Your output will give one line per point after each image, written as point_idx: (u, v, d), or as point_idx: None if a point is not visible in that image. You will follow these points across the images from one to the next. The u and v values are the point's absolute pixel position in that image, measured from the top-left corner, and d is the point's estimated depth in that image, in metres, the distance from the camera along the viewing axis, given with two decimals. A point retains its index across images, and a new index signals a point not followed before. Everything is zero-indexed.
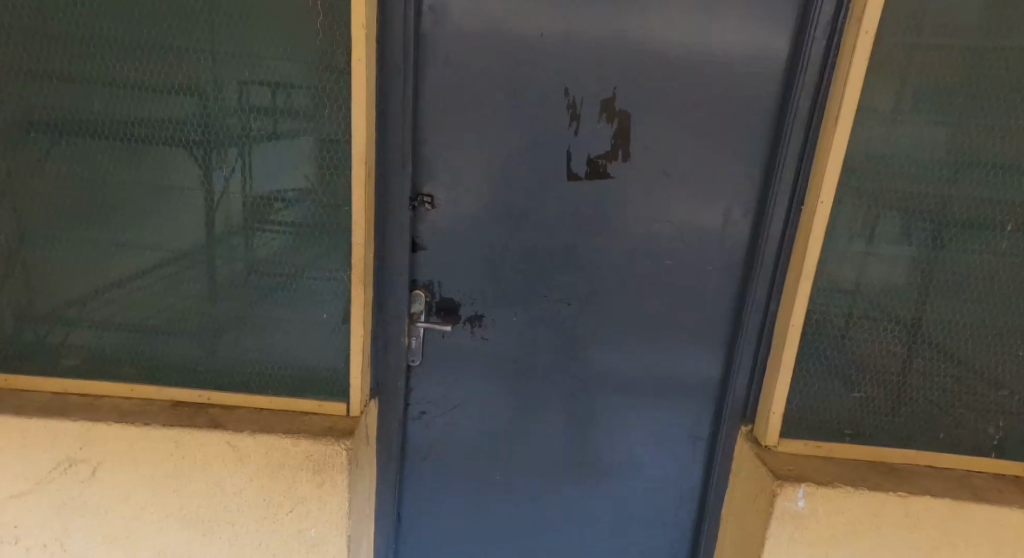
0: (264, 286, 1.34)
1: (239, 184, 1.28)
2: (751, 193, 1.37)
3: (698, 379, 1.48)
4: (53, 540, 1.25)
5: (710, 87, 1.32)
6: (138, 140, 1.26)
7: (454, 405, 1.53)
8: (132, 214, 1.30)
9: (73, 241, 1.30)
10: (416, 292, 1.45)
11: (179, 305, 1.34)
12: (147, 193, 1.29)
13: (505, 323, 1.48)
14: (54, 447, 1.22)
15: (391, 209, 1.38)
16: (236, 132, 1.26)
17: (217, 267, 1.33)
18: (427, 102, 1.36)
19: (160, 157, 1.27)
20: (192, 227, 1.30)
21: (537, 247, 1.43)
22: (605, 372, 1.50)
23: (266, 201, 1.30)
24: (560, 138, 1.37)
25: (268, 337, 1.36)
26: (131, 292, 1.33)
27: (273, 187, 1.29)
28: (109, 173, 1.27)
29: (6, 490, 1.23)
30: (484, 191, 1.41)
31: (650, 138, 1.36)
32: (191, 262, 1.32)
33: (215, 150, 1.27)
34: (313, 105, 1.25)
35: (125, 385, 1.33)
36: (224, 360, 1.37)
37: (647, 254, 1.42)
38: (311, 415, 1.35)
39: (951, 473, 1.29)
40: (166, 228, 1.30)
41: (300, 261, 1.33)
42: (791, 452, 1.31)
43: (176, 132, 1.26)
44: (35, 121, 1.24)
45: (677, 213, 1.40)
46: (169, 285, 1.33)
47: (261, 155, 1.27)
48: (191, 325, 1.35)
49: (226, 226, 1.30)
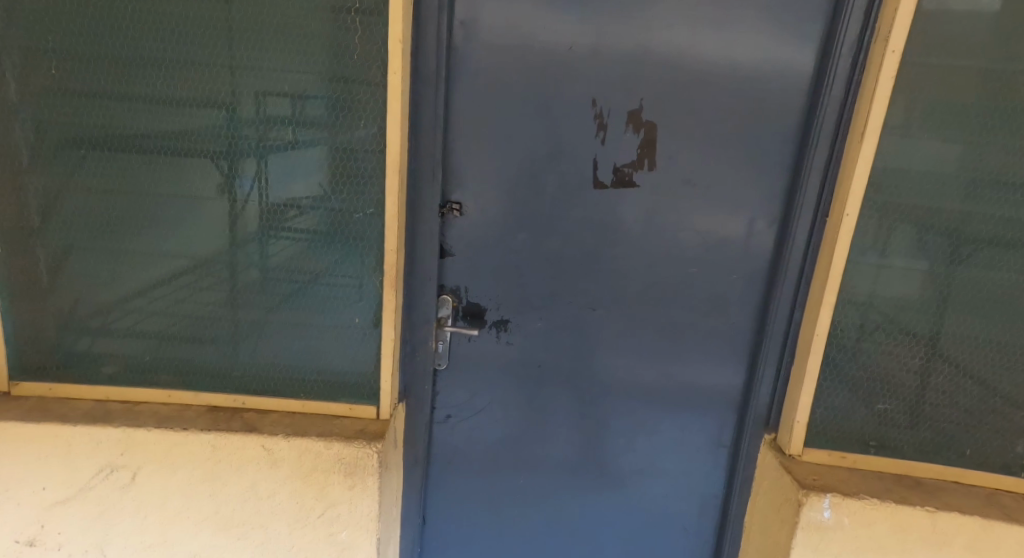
0: (286, 292, 1.37)
1: (258, 192, 1.32)
2: (775, 203, 1.39)
3: (720, 386, 1.50)
4: (94, 544, 1.28)
5: (736, 100, 1.34)
6: (162, 152, 1.30)
7: (479, 410, 1.56)
8: (158, 223, 1.33)
9: (101, 252, 1.34)
10: (444, 297, 1.48)
11: (203, 311, 1.37)
12: (171, 203, 1.32)
13: (529, 330, 1.51)
14: (96, 452, 1.26)
15: (421, 217, 1.41)
16: (256, 142, 1.29)
17: (239, 274, 1.36)
18: (457, 113, 1.39)
19: (184, 169, 1.31)
20: (214, 236, 1.34)
21: (563, 255, 1.46)
22: (629, 380, 1.52)
23: (284, 209, 1.33)
24: (587, 148, 1.40)
25: (290, 342, 1.40)
26: (157, 299, 1.36)
27: (293, 195, 1.32)
28: (136, 186, 1.31)
29: (51, 496, 1.26)
30: (512, 200, 1.43)
31: (676, 149, 1.38)
32: (213, 269, 1.36)
33: (235, 160, 1.30)
34: (331, 114, 1.28)
35: (163, 391, 1.37)
36: (248, 364, 1.40)
37: (671, 264, 1.45)
38: (343, 419, 1.38)
39: (979, 489, 1.29)
40: (188, 236, 1.34)
41: (321, 266, 1.36)
42: (815, 461, 1.33)
43: (198, 143, 1.29)
44: (67, 136, 1.28)
45: (702, 223, 1.42)
46: (194, 292, 1.36)
47: (280, 164, 1.30)
48: (215, 330, 1.38)
49: (246, 233, 1.34)
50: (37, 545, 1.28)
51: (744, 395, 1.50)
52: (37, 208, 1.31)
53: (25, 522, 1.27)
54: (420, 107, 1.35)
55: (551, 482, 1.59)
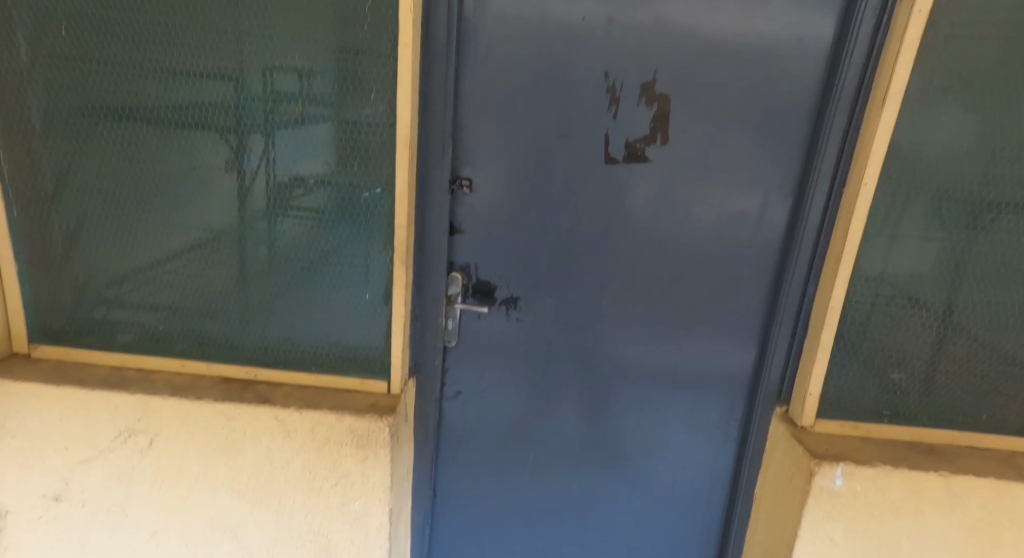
0: (293, 268, 1.37)
1: (267, 168, 1.31)
2: (788, 177, 1.39)
3: (731, 362, 1.50)
4: (115, 504, 1.32)
5: (750, 72, 1.34)
6: (171, 126, 1.29)
7: (490, 386, 1.56)
8: (167, 196, 1.33)
9: (113, 223, 1.35)
10: (454, 275, 1.48)
11: (212, 286, 1.38)
12: (180, 177, 1.32)
13: (540, 307, 1.51)
14: (115, 417, 1.28)
15: (433, 192, 1.41)
16: (264, 117, 1.29)
17: (247, 249, 1.36)
18: (470, 86, 1.38)
19: (193, 142, 1.30)
20: (223, 211, 1.34)
21: (574, 230, 1.46)
22: (640, 356, 1.52)
23: (292, 185, 1.32)
24: (598, 122, 1.39)
25: (298, 319, 1.39)
26: (168, 272, 1.37)
27: (302, 171, 1.31)
28: (147, 158, 1.31)
29: (74, 455, 1.30)
30: (524, 175, 1.43)
31: (690, 122, 1.38)
32: (222, 245, 1.35)
33: (244, 135, 1.30)
34: (338, 88, 1.27)
35: (177, 361, 1.39)
36: (257, 339, 1.40)
37: (683, 239, 1.44)
38: (353, 393, 1.39)
39: (996, 452, 1.32)
40: (198, 211, 1.34)
41: (328, 243, 1.35)
42: (827, 432, 1.34)
43: (207, 117, 1.29)
44: (79, 106, 1.28)
45: (715, 195, 1.41)
46: (203, 267, 1.37)
47: (288, 139, 1.30)
48: (224, 305, 1.38)
49: (255, 209, 1.33)
50: (62, 501, 1.32)
51: (755, 370, 1.50)
52: (52, 179, 1.32)
53: (51, 479, 1.31)
54: (433, 79, 1.34)
55: (561, 457, 1.59)
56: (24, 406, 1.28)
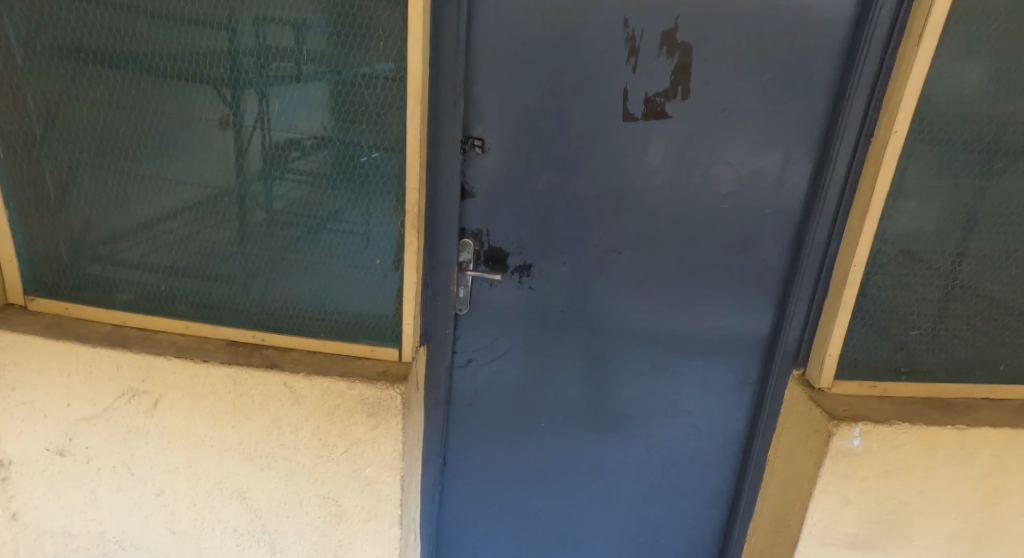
0: (292, 232, 1.31)
1: (265, 125, 1.25)
2: (813, 134, 1.35)
3: (748, 324, 1.48)
4: (121, 462, 1.28)
5: (776, 21, 1.29)
6: (164, 77, 1.23)
7: (501, 352, 1.53)
8: (162, 153, 1.27)
9: (108, 178, 1.29)
10: (465, 242, 1.44)
11: (209, 249, 1.32)
12: (174, 132, 1.26)
13: (553, 272, 1.47)
14: (116, 376, 1.24)
15: (443, 148, 1.35)
16: (261, 70, 1.22)
17: (243, 211, 1.30)
18: (483, 36, 1.32)
19: (187, 96, 1.24)
20: (219, 170, 1.28)
21: (590, 191, 1.41)
22: (652, 319, 1.49)
23: (289, 144, 1.26)
24: (617, 75, 1.34)
25: (299, 284, 1.34)
26: (163, 232, 1.31)
27: (302, 129, 1.25)
28: (142, 110, 1.25)
29: (78, 412, 1.26)
30: (538, 131, 1.38)
31: (712, 75, 1.33)
32: (220, 206, 1.30)
33: (240, 88, 1.23)
34: (338, 41, 1.20)
35: (180, 323, 1.34)
36: (257, 304, 1.35)
37: (701, 198, 1.41)
38: (364, 360, 1.35)
39: (1010, 402, 1.32)
40: (195, 169, 1.28)
41: (328, 205, 1.29)
42: (845, 393, 1.32)
43: (201, 69, 1.22)
44: (68, 52, 1.22)
45: (737, 151, 1.37)
46: (199, 228, 1.31)
47: (287, 95, 1.23)
48: (222, 269, 1.33)
49: (251, 169, 1.27)
50: (67, 455, 1.28)
51: (773, 333, 1.47)
52: (43, 130, 1.26)
53: (56, 432, 1.27)
54: (444, 26, 1.27)
55: (571, 424, 1.57)
56: (24, 359, 1.24)
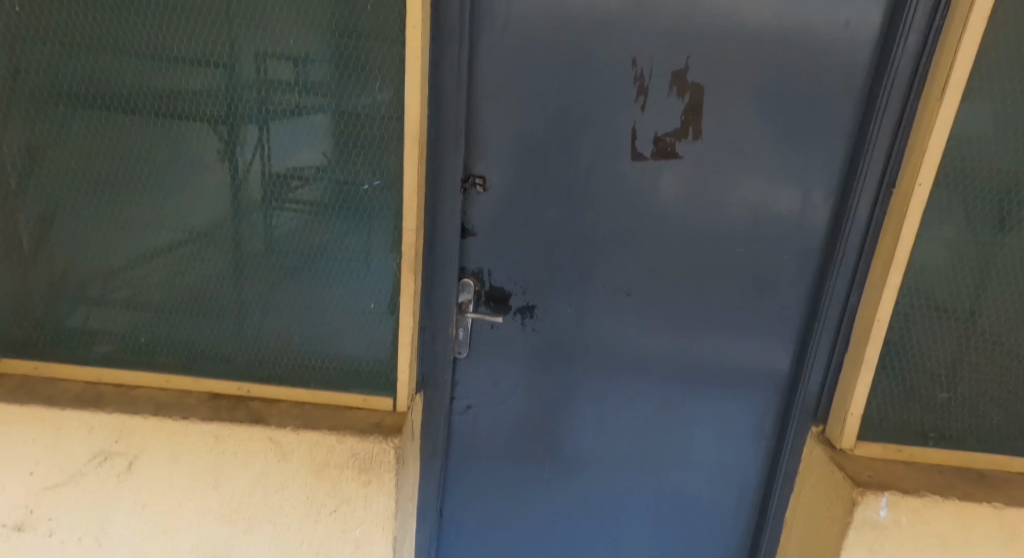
0: (288, 272, 1.25)
1: (261, 161, 1.19)
2: (831, 176, 1.28)
3: (763, 374, 1.40)
4: (88, 533, 1.21)
5: (791, 61, 1.23)
6: (154, 115, 1.18)
7: (503, 398, 1.45)
8: (152, 192, 1.22)
9: (94, 220, 1.23)
10: (465, 280, 1.37)
11: (202, 289, 1.26)
12: (165, 172, 1.21)
13: (557, 314, 1.40)
14: (87, 439, 1.18)
15: (442, 188, 1.28)
16: (258, 106, 1.17)
17: (238, 251, 1.24)
18: (485, 72, 1.27)
19: (178, 133, 1.18)
20: (212, 208, 1.22)
21: (597, 231, 1.35)
22: (661, 365, 1.42)
23: (287, 181, 1.20)
24: (625, 114, 1.28)
25: (295, 326, 1.28)
26: (153, 274, 1.25)
27: (301, 166, 1.19)
28: (129, 151, 1.20)
29: (42, 481, 1.20)
30: (543, 170, 1.31)
31: (724, 115, 1.26)
32: (213, 246, 1.24)
33: (235, 124, 1.18)
34: (338, 78, 1.15)
35: (161, 377, 1.28)
36: (251, 347, 1.29)
37: (713, 241, 1.34)
38: (355, 410, 1.28)
39: None
40: (185, 208, 1.22)
41: (324, 245, 1.24)
42: (868, 455, 1.23)
43: (192, 106, 1.17)
44: (54, 94, 1.17)
45: (750, 194, 1.30)
46: (192, 269, 1.25)
47: (284, 129, 1.18)
48: (215, 311, 1.27)
49: (247, 208, 1.22)
50: (25, 530, 1.21)
51: (791, 385, 1.40)
52: (25, 171, 1.21)
53: (14, 505, 1.20)
54: (443, 63, 1.22)
55: (577, 472, 1.49)
56: None
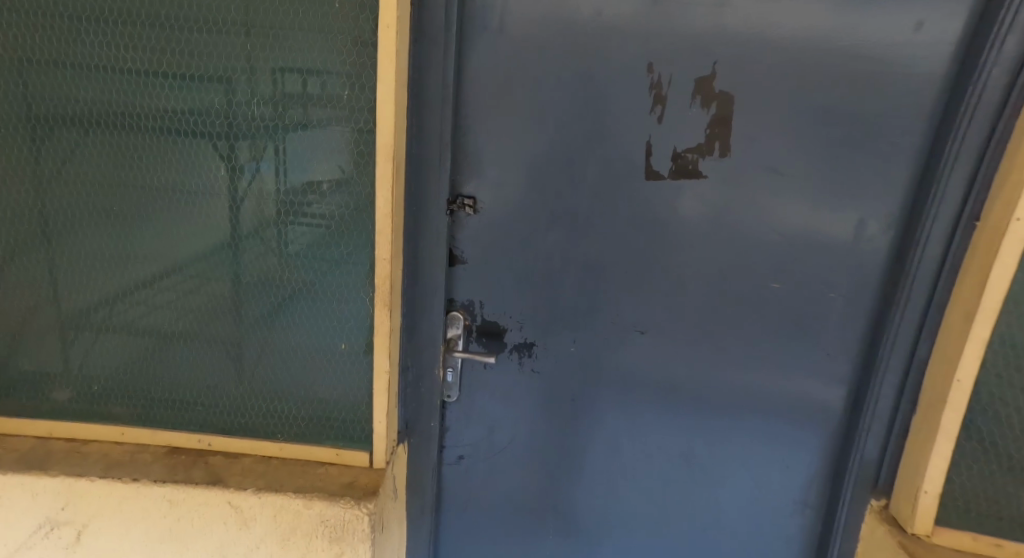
0: (296, 309, 1.12)
1: (266, 181, 1.06)
2: (887, 199, 1.08)
3: (803, 428, 1.20)
4: None
5: (836, 65, 1.03)
6: (148, 126, 1.05)
7: (501, 449, 1.28)
8: (150, 219, 1.10)
9: (86, 250, 1.11)
10: (453, 315, 1.19)
11: (204, 326, 1.14)
12: (164, 197, 1.08)
13: (560, 355, 1.21)
14: (32, 509, 1.08)
15: (425, 213, 1.12)
16: (266, 120, 1.04)
17: (242, 284, 1.11)
18: (476, 82, 1.09)
19: (175, 149, 1.06)
20: (203, 234, 1.09)
21: (605, 263, 1.16)
22: (682, 417, 1.22)
23: (298, 206, 1.07)
24: (640, 127, 1.09)
25: (298, 370, 1.14)
26: (150, 309, 1.13)
27: (303, 185, 1.06)
28: (119, 166, 1.08)
29: None
30: (544, 192, 1.13)
31: (759, 129, 1.07)
32: (205, 275, 1.11)
33: (238, 140, 1.05)
34: (358, 92, 1.02)
35: (115, 429, 1.16)
36: (252, 392, 1.16)
37: (743, 275, 1.14)
38: (327, 467, 1.13)
39: None
40: (176, 233, 1.10)
41: (307, 278, 1.10)
42: (952, 546, 1.05)
43: (195, 118, 1.05)
44: (43, 111, 1.05)
45: (788, 221, 1.11)
46: (194, 303, 1.13)
47: (298, 144, 1.04)
48: (217, 350, 1.15)
49: (252, 236, 1.09)
50: None
51: (844, 443, 1.19)
52: (8, 188, 1.09)
53: None
54: (425, 75, 1.06)
55: (588, 533, 1.30)
56: None
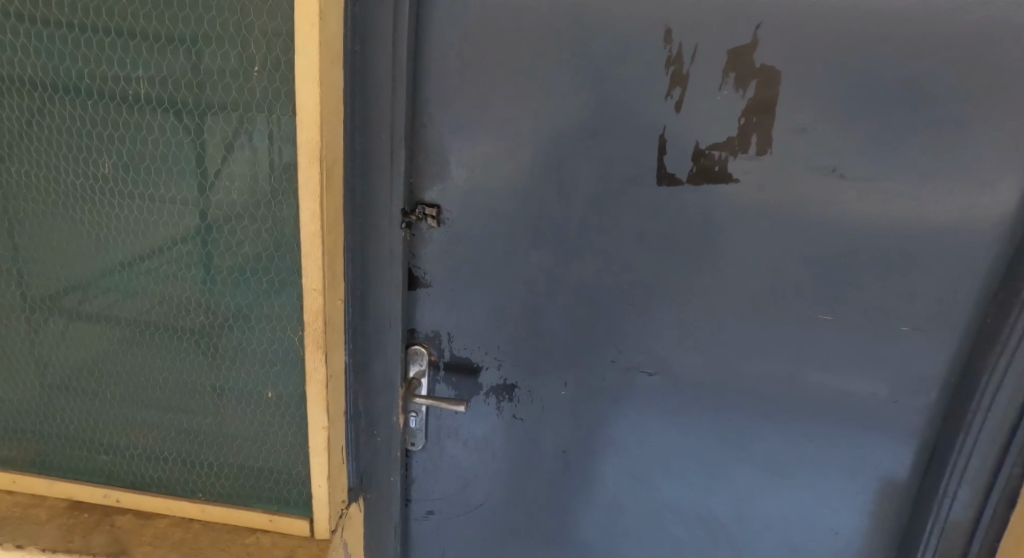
0: (256, 347, 0.88)
1: (232, 185, 0.81)
2: (980, 210, 0.81)
3: (851, 497, 0.95)
4: None
5: (914, 33, 0.77)
6: (73, 99, 0.80)
7: (476, 505, 1.06)
8: (81, 223, 0.85)
9: (9, 253, 0.88)
10: (414, 350, 0.97)
11: (149, 359, 0.90)
12: (99, 194, 0.84)
13: (547, 398, 0.98)
14: None
15: (374, 226, 0.88)
16: (242, 105, 0.79)
17: (192, 312, 0.87)
18: (442, 58, 0.86)
19: (121, 130, 0.81)
20: (145, 242, 0.85)
21: (603, 287, 0.92)
22: (698, 475, 0.99)
23: (261, 218, 0.82)
24: (651, 115, 0.84)
25: (253, 423, 0.91)
26: (82, 334, 0.90)
27: (262, 192, 0.81)
28: (54, 144, 0.82)
29: None
30: (526, 199, 0.89)
31: (808, 118, 0.81)
32: (148, 293, 0.87)
33: (201, 125, 0.80)
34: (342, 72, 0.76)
35: (8, 474, 0.94)
36: (199, 444, 0.93)
37: (781, 306, 0.89)
38: (260, 536, 0.90)
39: None
40: (111, 237, 0.85)
41: (242, 308, 0.86)
42: None
43: (156, 93, 0.79)
44: None
45: (843, 239, 0.85)
46: (136, 329, 0.89)
47: (260, 136, 0.80)
48: (162, 389, 0.91)
49: (204, 252, 0.84)
50: None
51: (911, 516, 0.94)
52: None
53: None
54: (371, 48, 0.82)
55: None
56: None
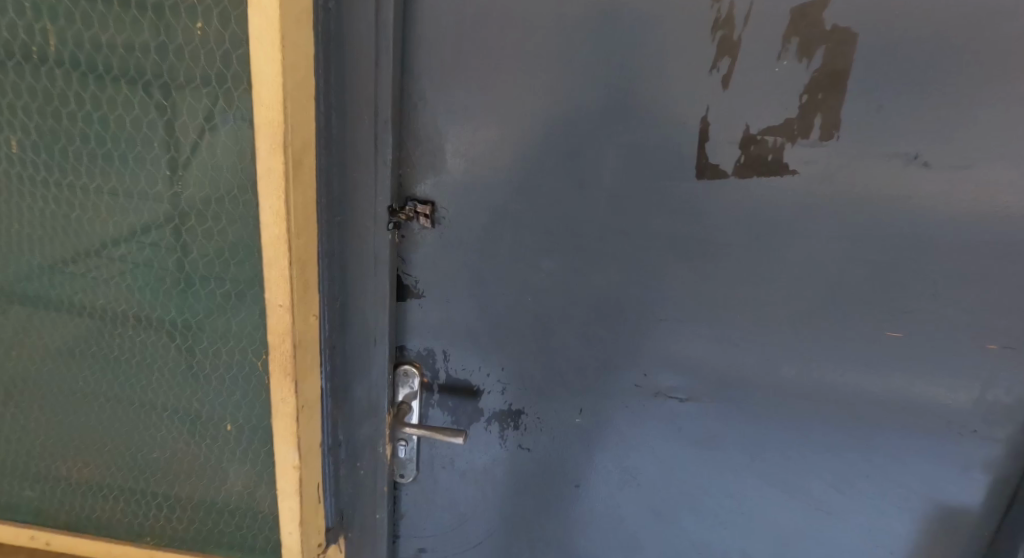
0: (211, 371, 0.73)
1: (178, 175, 0.67)
2: None
3: (911, 543, 0.82)
4: None
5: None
6: None
7: (474, 543, 0.92)
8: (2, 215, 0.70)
9: None
10: (403, 370, 0.83)
11: (85, 378, 0.76)
12: (22, 181, 0.69)
13: (558, 427, 0.84)
14: None
15: (355, 226, 0.73)
16: (193, 77, 0.63)
17: (135, 326, 0.73)
18: (442, 23, 0.71)
19: (44, 103, 0.66)
20: (77, 241, 0.70)
21: (626, 300, 0.78)
22: (732, 517, 0.85)
23: (213, 216, 0.67)
24: (692, 93, 0.69)
25: (209, 458, 0.77)
26: (9, 345, 0.75)
27: (214, 185, 0.66)
28: None
29: None
30: (536, 195, 0.75)
31: (883, 97, 0.67)
32: (82, 302, 0.72)
33: (139, 101, 0.65)
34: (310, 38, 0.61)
35: None
36: (145, 479, 0.79)
37: (839, 324, 0.74)
38: None
39: None
40: (38, 234, 0.71)
41: (195, 324, 0.72)
42: None
43: (104, 59, 0.64)
44: None
45: (919, 244, 0.70)
46: (69, 343, 0.74)
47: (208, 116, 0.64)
48: (102, 414, 0.77)
49: (149, 255, 0.70)
50: None
51: None
52: None
53: None
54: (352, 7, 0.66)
55: None
56: None
